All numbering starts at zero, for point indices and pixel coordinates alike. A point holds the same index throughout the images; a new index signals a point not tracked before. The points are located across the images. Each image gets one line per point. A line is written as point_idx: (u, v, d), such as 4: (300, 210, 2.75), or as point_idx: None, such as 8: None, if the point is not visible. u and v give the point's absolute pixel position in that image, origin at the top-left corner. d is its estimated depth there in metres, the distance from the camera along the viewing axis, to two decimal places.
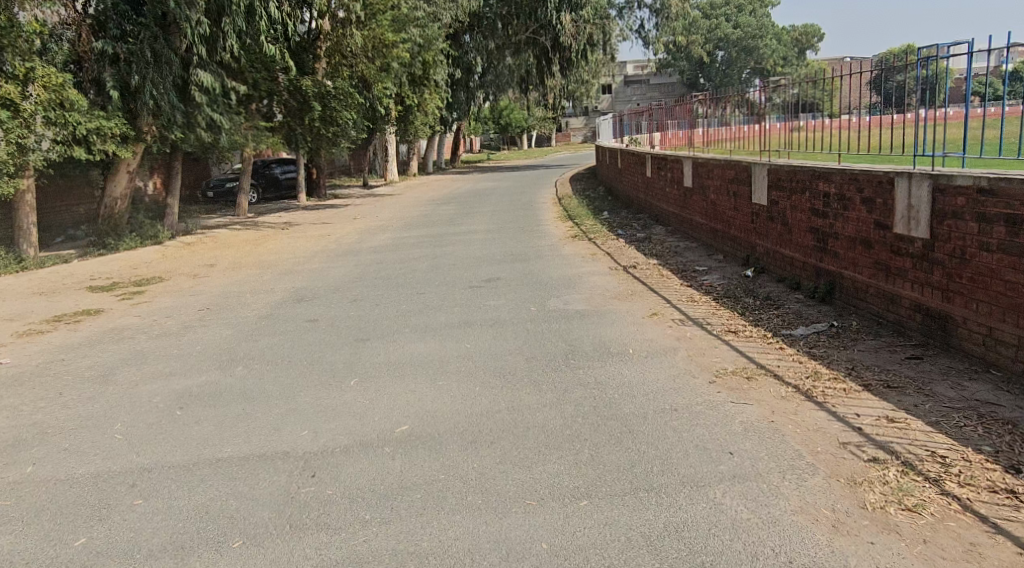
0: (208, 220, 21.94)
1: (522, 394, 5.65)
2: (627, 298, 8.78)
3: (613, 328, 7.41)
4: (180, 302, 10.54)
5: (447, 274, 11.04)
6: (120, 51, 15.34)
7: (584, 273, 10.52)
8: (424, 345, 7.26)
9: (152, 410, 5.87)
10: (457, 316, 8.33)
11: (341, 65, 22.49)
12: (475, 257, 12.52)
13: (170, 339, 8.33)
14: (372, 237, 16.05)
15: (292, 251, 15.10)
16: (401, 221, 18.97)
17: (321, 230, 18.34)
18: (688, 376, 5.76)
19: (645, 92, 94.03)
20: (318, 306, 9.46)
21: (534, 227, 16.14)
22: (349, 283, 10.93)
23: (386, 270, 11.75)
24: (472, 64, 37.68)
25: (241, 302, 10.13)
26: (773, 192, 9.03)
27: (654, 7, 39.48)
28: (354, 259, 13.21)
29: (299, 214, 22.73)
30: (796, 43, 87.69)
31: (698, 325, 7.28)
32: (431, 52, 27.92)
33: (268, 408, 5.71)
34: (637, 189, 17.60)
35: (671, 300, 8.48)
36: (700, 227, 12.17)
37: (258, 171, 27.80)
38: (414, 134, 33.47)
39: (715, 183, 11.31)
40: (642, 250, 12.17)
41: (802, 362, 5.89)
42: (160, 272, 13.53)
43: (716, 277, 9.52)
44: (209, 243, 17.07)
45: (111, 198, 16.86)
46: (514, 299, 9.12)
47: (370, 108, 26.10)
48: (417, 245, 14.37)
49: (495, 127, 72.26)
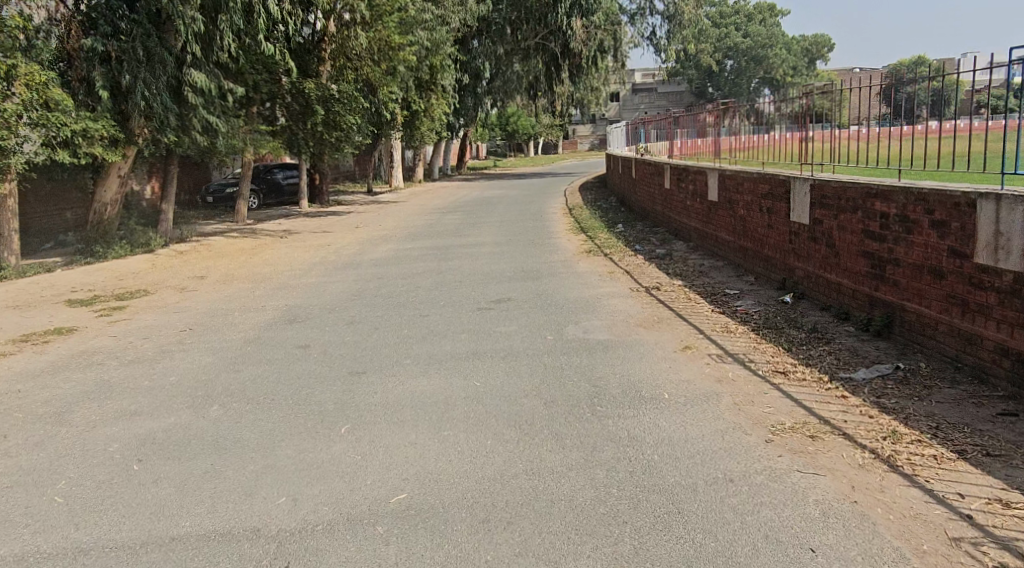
0: (205, 226, 21.11)
1: (544, 452, 4.78)
2: (653, 326, 7.90)
3: (642, 364, 6.53)
4: (162, 320, 9.67)
5: (453, 292, 10.16)
6: (111, 49, 14.50)
7: (603, 295, 9.64)
8: (427, 382, 6.40)
9: (106, 462, 5.00)
10: (464, 345, 7.46)
11: (345, 68, 21.69)
12: (484, 273, 11.65)
13: (143, 366, 7.46)
14: (374, 248, 15.20)
15: (288, 263, 14.25)
16: (406, 230, 18.14)
17: (321, 239, 17.52)
18: (739, 434, 4.85)
19: (653, 101, 93.28)
20: (311, 329, 8.60)
21: (544, 240, 15.27)
22: (347, 301, 10.05)
23: (387, 288, 10.89)
24: (480, 69, 36.90)
25: (228, 321, 9.28)
26: (815, 210, 8.15)
27: (667, 13, 38.64)
28: (353, 273, 12.37)
29: (301, 222, 21.91)
30: (807, 53, 86.80)
31: (739, 363, 6.39)
32: (439, 56, 27.05)
33: (240, 464, 4.85)
34: (654, 201, 16.73)
35: (703, 330, 7.58)
36: (726, 245, 11.29)
37: (259, 176, 27.00)
38: (420, 140, 32.69)
39: (745, 198, 10.43)
40: (664, 269, 11.30)
41: (874, 417, 4.98)
42: (147, 284, 12.67)
43: (751, 302, 8.62)
44: (203, 252, 16.23)
45: (101, 204, 16.00)
46: (527, 325, 8.24)
47: (376, 113, 25.29)
48: (422, 258, 13.51)
49: (501, 134, 71.53)
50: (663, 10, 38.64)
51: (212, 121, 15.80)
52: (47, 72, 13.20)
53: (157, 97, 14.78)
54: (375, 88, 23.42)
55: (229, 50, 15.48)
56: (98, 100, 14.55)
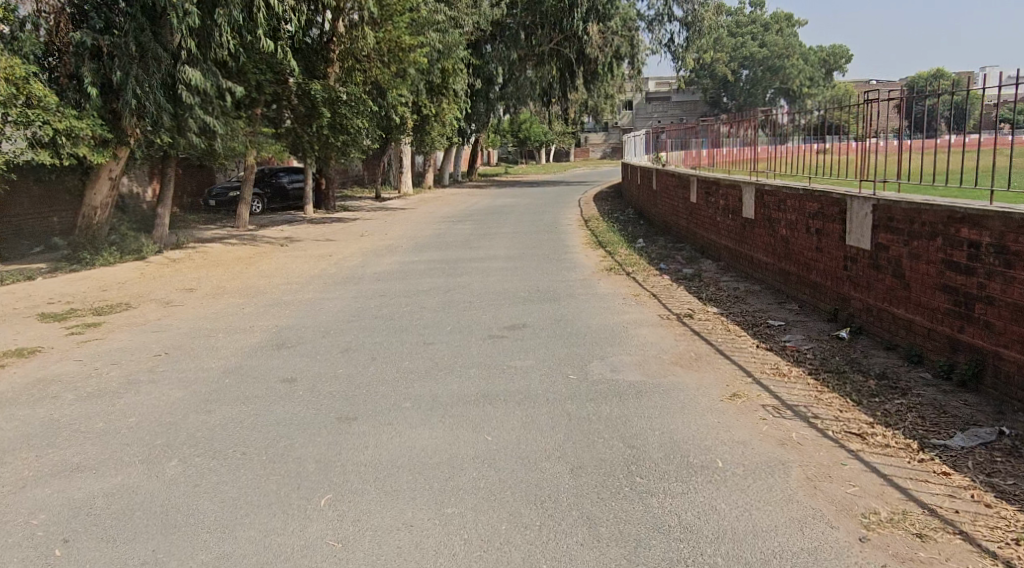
0: (204, 231, 20.16)
1: (572, 550, 3.79)
2: (692, 365, 6.86)
3: (686, 417, 5.50)
4: (139, 340, 8.62)
5: (462, 316, 9.14)
6: (102, 44, 13.44)
7: (630, 323, 8.62)
8: (430, 432, 5.40)
9: (23, 544, 4.01)
10: (475, 385, 6.44)
11: (354, 70, 20.80)
12: (497, 293, 10.63)
13: (103, 401, 6.40)
14: (378, 260, 14.22)
15: (286, 274, 13.28)
16: (413, 241, 17.16)
17: (324, 249, 16.56)
18: (822, 527, 3.86)
19: (667, 110, 92.18)
20: (301, 357, 7.57)
21: (561, 255, 14.22)
22: (344, 323, 9.03)
23: (391, 308, 9.85)
24: (492, 74, 35.69)
25: (210, 344, 8.23)
26: (879, 234, 7.14)
27: (685, 20, 37.57)
28: (354, 289, 11.35)
29: (304, 229, 20.97)
30: (825, 64, 85.44)
31: (802, 419, 5.37)
32: (452, 60, 26.02)
33: (190, 553, 3.88)
34: (677, 216, 15.72)
35: (751, 372, 6.56)
36: (764, 267, 10.29)
37: (264, 180, 26.06)
38: (430, 145, 31.71)
39: (788, 216, 9.42)
40: (695, 293, 10.26)
41: (993, 506, 3.99)
42: (132, 293, 11.68)
43: (800, 337, 7.60)
44: (198, 259, 15.23)
45: (90, 207, 15.01)
46: (547, 359, 7.21)
47: (385, 117, 24.37)
48: (429, 273, 12.49)
49: (513, 140, 70.46)
50: (681, 16, 37.53)
51: (210, 123, 14.70)
52: (28, 65, 12.19)
53: (151, 97, 13.67)
54: (383, 91, 22.56)
55: (228, 47, 14.34)
56: (87, 97, 13.51)
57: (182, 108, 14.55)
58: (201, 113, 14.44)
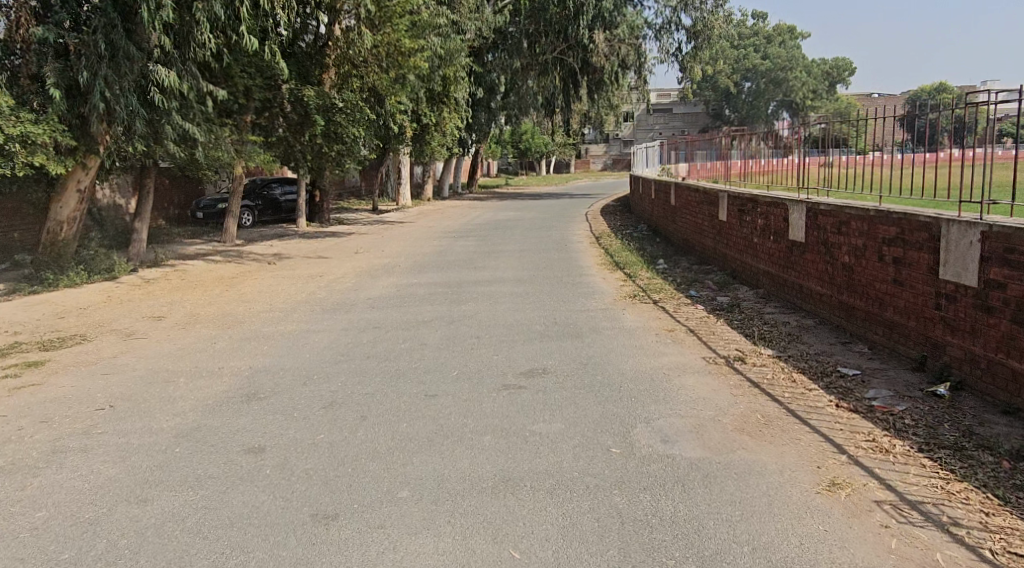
0: (188, 246, 18.75)
1: None
2: (765, 434, 5.46)
3: (779, 521, 4.12)
4: (84, 385, 7.14)
5: (473, 359, 7.75)
6: (69, 42, 11.81)
7: (670, 369, 7.23)
8: (438, 545, 4.00)
9: None
10: (493, 462, 5.03)
11: (350, 76, 19.40)
12: (511, 327, 9.21)
13: (10, 481, 4.94)
14: (374, 283, 12.84)
15: (270, 297, 11.89)
16: (412, 259, 15.82)
17: (316, 268, 15.20)
18: None
19: (668, 122, 91.05)
20: (276, 415, 6.12)
21: (577, 279, 12.80)
22: (331, 366, 7.60)
23: (389, 346, 8.42)
24: (494, 83, 34.37)
25: (167, 393, 6.77)
26: (991, 268, 5.85)
27: (693, 29, 36.28)
28: (344, 319, 9.95)
29: (296, 244, 19.58)
30: (829, 76, 84.23)
31: (941, 527, 4.02)
32: (453, 67, 24.64)
33: None
34: (702, 235, 14.35)
35: (843, 444, 5.21)
36: (820, 299, 8.95)
37: (255, 191, 24.66)
38: (429, 156, 30.27)
39: (853, 241, 8.10)
40: (738, 328, 8.89)
41: None
42: (91, 320, 10.24)
43: (888, 393, 6.25)
44: (175, 279, 13.80)
45: (55, 223, 13.39)
46: (580, 422, 5.80)
47: (381, 126, 23.09)
48: (430, 300, 11.09)
49: (513, 153, 69.15)
50: (689, 24, 36.16)
51: (190, 131, 13.00)
52: None
53: (122, 100, 11.89)
54: (382, 98, 21.29)
55: (210, 47, 12.63)
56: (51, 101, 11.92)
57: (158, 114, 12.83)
58: (180, 119, 12.73)
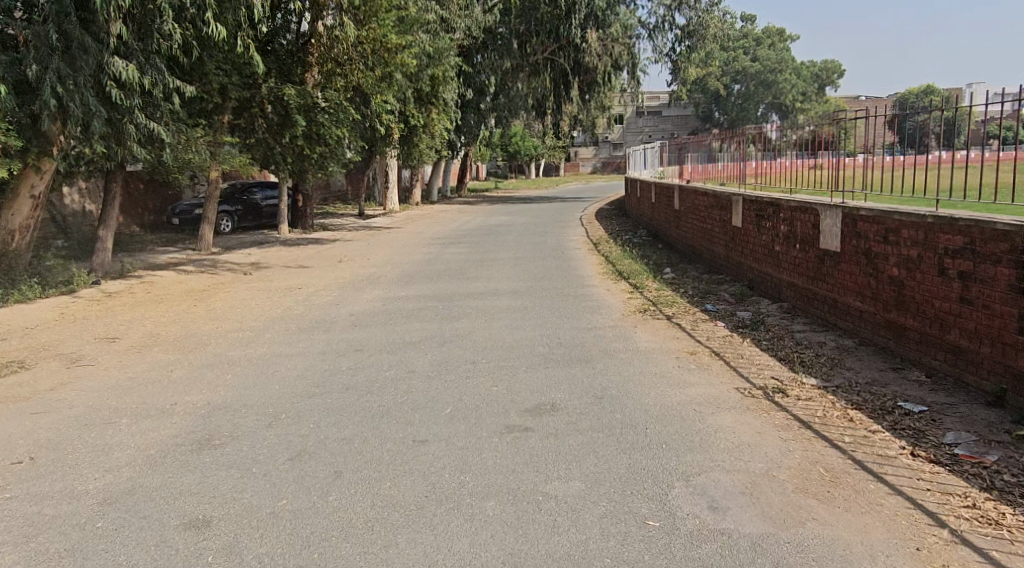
0: (160, 255, 17.55)
1: None
2: (836, 496, 4.41)
3: None
4: (6, 428, 5.99)
5: (469, 392, 6.66)
6: (18, 32, 10.61)
7: (701, 404, 6.19)
8: None
9: None
10: (503, 543, 3.96)
11: (334, 75, 18.31)
12: (511, 349, 8.13)
13: None
14: (357, 296, 11.74)
15: (242, 313, 10.77)
16: (400, 269, 14.75)
17: (295, 278, 14.12)
18: None
19: (658, 124, 90.21)
20: (231, 472, 5.01)
21: (578, 291, 11.73)
22: (302, 402, 6.48)
23: (372, 374, 7.32)
24: (484, 85, 33.19)
25: (103, 440, 5.63)
26: None
27: (687, 28, 35.33)
28: (322, 340, 8.84)
29: (275, 252, 18.45)
30: (817, 78, 83.67)
31: None
32: (442, 67, 23.57)
33: None
34: (712, 241, 13.31)
35: (940, 513, 4.20)
36: (861, 315, 7.93)
37: (234, 196, 23.40)
38: (417, 159, 29.16)
39: (905, 251, 7.10)
40: (768, 349, 7.86)
41: None
42: (37, 342, 9.07)
43: (971, 435, 5.24)
44: (141, 292, 12.65)
45: (6, 231, 12.21)
46: (604, 479, 4.74)
47: (367, 127, 22.02)
48: (418, 316, 10.01)
49: (502, 156, 67.92)
50: (682, 23, 35.21)
51: (155, 130, 11.77)
52: None
53: (77, 97, 10.64)
54: (368, 98, 20.23)
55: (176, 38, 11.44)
56: None
57: (119, 112, 11.56)
58: (143, 117, 11.48)
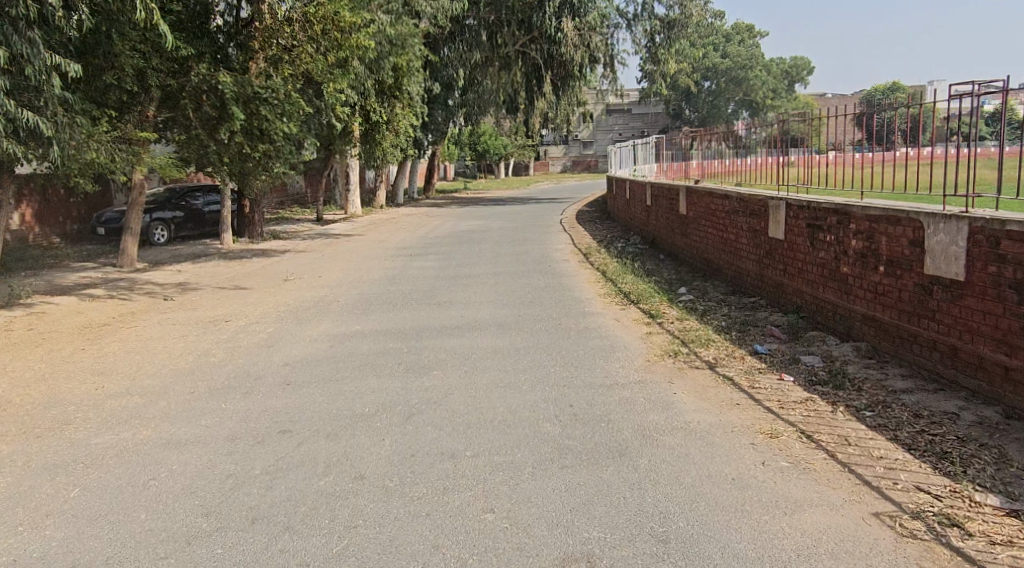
0: (72, 273, 14.80)
1: None
2: None
3: None
4: None
5: (452, 527, 4.16)
6: None
7: (827, 554, 3.79)
8: None
9: None
10: None
11: (280, 61, 15.21)
12: (506, 428, 5.65)
13: None
14: (298, 331, 9.22)
15: (139, 360, 8.16)
16: (354, 290, 12.24)
17: (225, 304, 11.52)
18: None
19: (628, 122, 88.12)
20: None
21: (579, 321, 9.29)
22: (176, 556, 3.96)
23: (298, 483, 4.81)
24: (452, 79, 29.95)
25: None
26: None
27: (667, 19, 32.99)
28: (237, 409, 6.33)
29: (212, 267, 15.82)
30: (788, 75, 81.98)
31: None
32: (406, 55, 20.97)
33: None
34: (738, 254, 10.88)
35: None
36: (1006, 375, 5.55)
37: (171, 201, 20.63)
38: (379, 160, 26.58)
39: None
40: (879, 426, 5.43)
41: None
42: None
43: None
44: (22, 327, 9.95)
45: None
46: None
47: (320, 124, 19.51)
48: (375, 365, 7.48)
49: (471, 156, 65.04)
50: (661, 13, 32.93)
51: (32, 120, 9.05)
52: None
53: None
54: (320, 89, 17.69)
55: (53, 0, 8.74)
56: None
57: None
58: (12, 103, 8.76)
